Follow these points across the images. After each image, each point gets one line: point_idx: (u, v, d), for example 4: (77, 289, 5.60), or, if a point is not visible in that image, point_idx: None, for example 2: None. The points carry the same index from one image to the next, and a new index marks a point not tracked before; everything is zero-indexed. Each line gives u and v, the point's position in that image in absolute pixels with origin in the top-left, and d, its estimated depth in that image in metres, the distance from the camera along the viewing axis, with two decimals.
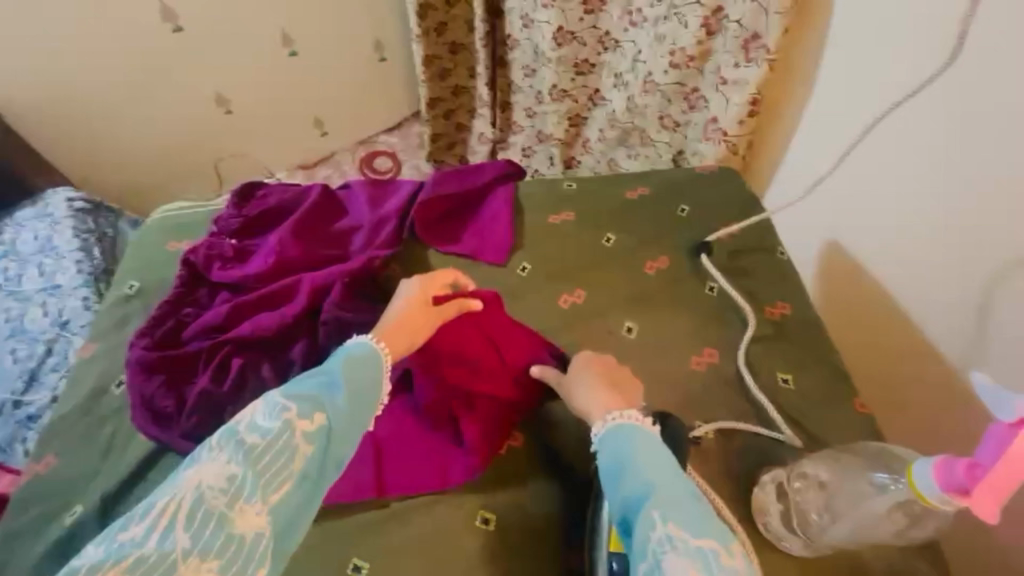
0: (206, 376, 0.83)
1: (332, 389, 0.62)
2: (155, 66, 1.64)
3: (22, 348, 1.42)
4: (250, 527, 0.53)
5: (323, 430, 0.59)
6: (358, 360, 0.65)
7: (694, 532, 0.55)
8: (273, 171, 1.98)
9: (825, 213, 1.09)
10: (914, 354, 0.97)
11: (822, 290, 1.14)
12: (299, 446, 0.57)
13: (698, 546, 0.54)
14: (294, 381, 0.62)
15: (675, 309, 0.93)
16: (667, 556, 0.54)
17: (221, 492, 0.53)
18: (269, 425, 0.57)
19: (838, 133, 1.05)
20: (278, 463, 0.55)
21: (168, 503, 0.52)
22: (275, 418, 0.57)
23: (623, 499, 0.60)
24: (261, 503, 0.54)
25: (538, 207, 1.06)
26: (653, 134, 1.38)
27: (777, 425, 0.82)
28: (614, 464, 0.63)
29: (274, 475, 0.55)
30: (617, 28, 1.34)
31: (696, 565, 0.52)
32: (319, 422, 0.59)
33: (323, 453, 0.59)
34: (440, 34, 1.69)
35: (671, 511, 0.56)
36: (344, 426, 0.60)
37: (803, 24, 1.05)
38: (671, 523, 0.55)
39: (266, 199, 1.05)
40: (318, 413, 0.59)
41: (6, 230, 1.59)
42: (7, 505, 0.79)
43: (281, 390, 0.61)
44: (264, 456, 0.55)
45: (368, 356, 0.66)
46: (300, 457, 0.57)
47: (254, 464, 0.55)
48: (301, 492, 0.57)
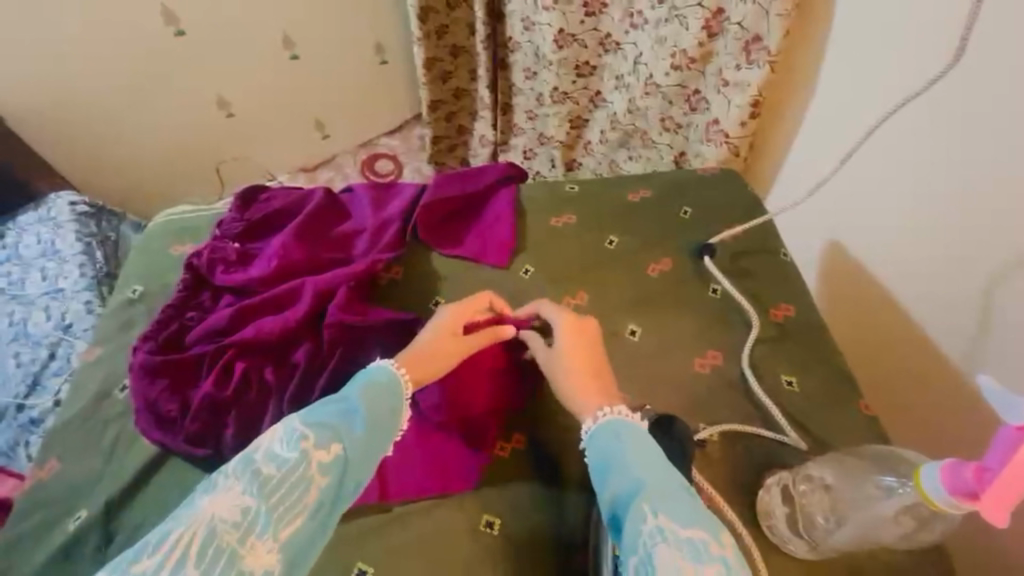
0: (210, 380, 0.83)
1: (350, 419, 0.65)
2: (157, 70, 1.64)
3: (25, 352, 1.42)
4: (260, 565, 0.54)
5: (339, 461, 0.61)
6: (377, 391, 0.68)
7: (682, 523, 0.57)
8: (275, 175, 1.99)
9: (828, 214, 1.09)
10: (916, 354, 0.97)
11: (824, 291, 1.14)
12: (313, 477, 0.59)
13: (687, 537, 0.56)
14: (313, 409, 0.64)
15: (678, 311, 0.93)
16: (657, 547, 0.55)
17: (233, 526, 0.55)
18: (286, 455, 0.59)
19: (839, 134, 1.05)
20: (291, 496, 0.58)
21: (181, 535, 0.54)
22: (292, 448, 0.60)
23: (613, 495, 0.61)
24: (273, 538, 0.56)
25: (541, 209, 1.06)
26: (654, 136, 1.38)
27: (781, 427, 0.81)
28: (603, 458, 0.64)
29: (287, 508, 0.57)
30: (618, 30, 1.34)
31: (684, 555, 0.54)
32: (335, 453, 0.61)
33: (338, 484, 0.61)
34: (441, 37, 1.70)
35: (661, 504, 0.58)
36: (359, 457, 0.63)
37: (804, 25, 1.05)
38: (661, 515, 0.57)
39: (269, 203, 1.05)
40: (334, 444, 0.61)
41: (9, 234, 1.59)
42: (11, 510, 0.79)
43: (300, 416, 0.63)
44: (278, 489, 0.57)
45: (387, 386, 0.69)
46: (314, 489, 0.59)
47: (268, 497, 0.57)
48: (312, 525, 0.59)
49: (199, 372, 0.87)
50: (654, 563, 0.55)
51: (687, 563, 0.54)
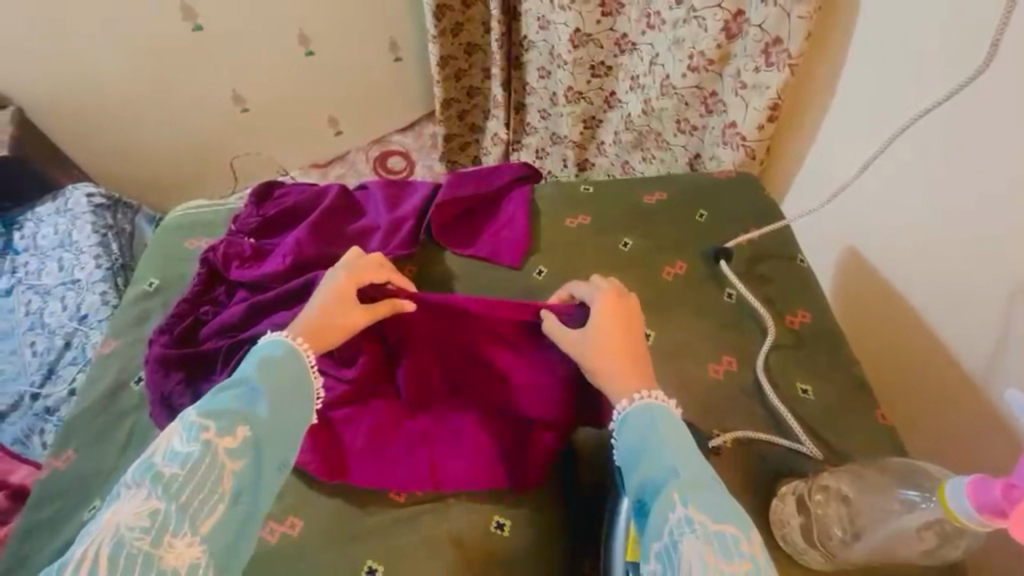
0: (224, 375, 0.83)
1: (252, 400, 0.64)
2: (175, 65, 1.67)
3: (41, 342, 1.45)
4: (183, 560, 0.55)
5: (248, 444, 0.61)
6: (275, 368, 0.67)
7: (714, 516, 0.57)
8: (288, 170, 2.00)
9: (848, 221, 1.07)
10: (931, 367, 0.96)
11: (840, 295, 1.12)
12: (224, 463, 0.60)
13: (715, 529, 0.56)
14: (209, 399, 0.63)
15: (694, 316, 0.92)
16: (684, 537, 0.56)
17: (144, 531, 0.55)
18: (186, 451, 0.59)
19: (863, 140, 1.02)
20: (203, 488, 0.58)
21: (87, 552, 0.53)
22: (192, 442, 0.59)
23: (642, 481, 0.62)
24: (192, 533, 0.56)
25: (555, 209, 1.06)
26: (669, 137, 1.37)
27: (797, 436, 0.80)
28: (642, 446, 0.64)
29: (203, 501, 0.58)
30: (634, 31, 1.33)
31: (712, 548, 0.55)
32: (241, 437, 0.61)
33: (257, 462, 0.62)
34: (457, 34, 1.69)
35: (692, 494, 0.58)
36: (270, 436, 0.63)
37: (824, 28, 1.04)
38: (691, 505, 0.58)
39: (285, 199, 1.06)
40: (240, 428, 0.61)
41: (28, 225, 1.61)
42: (27, 499, 0.80)
43: (198, 408, 0.62)
44: (185, 487, 0.57)
45: (282, 361, 0.68)
46: (229, 474, 0.60)
47: (176, 497, 0.57)
48: (236, 510, 0.59)
49: (213, 366, 0.86)
50: (680, 551, 0.56)
51: (713, 556, 0.55)
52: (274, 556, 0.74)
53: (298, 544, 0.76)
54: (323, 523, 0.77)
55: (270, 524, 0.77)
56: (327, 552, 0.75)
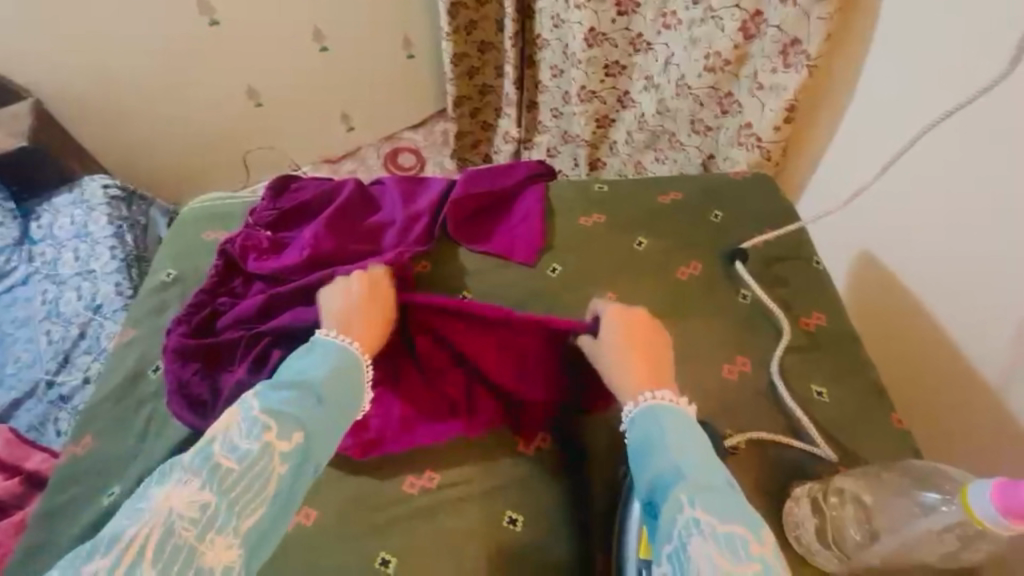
0: (244, 365, 0.84)
1: (314, 404, 0.63)
2: (191, 56, 1.68)
3: (56, 330, 1.47)
4: (221, 559, 0.53)
5: (300, 449, 0.60)
6: (335, 370, 0.66)
7: (722, 517, 0.56)
8: (300, 165, 2.00)
9: (867, 223, 1.05)
10: (945, 373, 0.95)
11: (854, 298, 1.11)
12: (274, 467, 0.58)
13: (723, 531, 0.55)
14: (271, 391, 0.62)
15: (708, 316, 0.92)
16: (692, 540, 0.55)
17: (191, 522, 0.53)
18: (245, 447, 0.58)
19: (883, 145, 1.01)
20: (253, 487, 0.57)
21: (134, 536, 0.52)
22: (254, 438, 0.58)
23: (653, 479, 0.61)
24: (234, 532, 0.55)
25: (570, 208, 1.06)
26: (683, 138, 1.37)
27: (812, 439, 0.80)
28: (651, 447, 0.63)
29: (248, 499, 0.56)
30: (649, 31, 1.33)
31: (721, 551, 0.53)
32: (296, 442, 0.60)
33: (301, 470, 0.60)
34: (470, 32, 1.69)
35: (700, 497, 0.57)
36: (319, 443, 0.62)
37: (845, 29, 1.04)
38: (698, 507, 0.56)
39: (302, 193, 1.07)
40: (297, 433, 0.60)
41: (45, 215, 1.63)
42: (46, 484, 0.81)
43: (258, 399, 0.62)
44: (239, 481, 0.56)
45: (342, 362, 0.67)
46: (276, 478, 0.58)
47: (228, 490, 0.55)
48: (273, 512, 0.58)
49: (231, 357, 0.87)
50: (688, 555, 0.55)
51: (722, 558, 0.53)
52: (289, 547, 0.75)
53: (312, 536, 0.76)
54: (337, 514, 0.78)
55: None
56: (340, 543, 0.76)
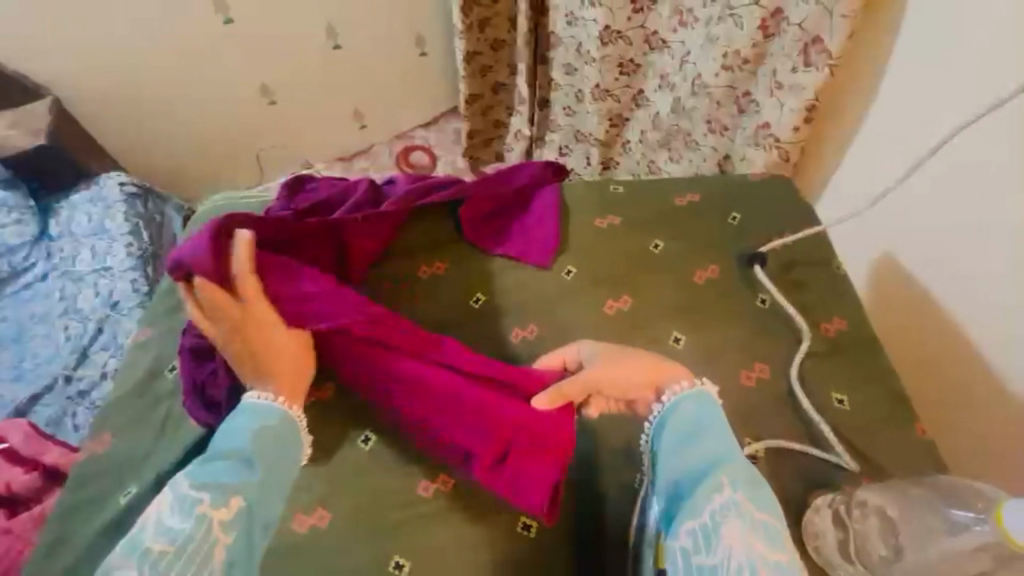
0: None
1: (246, 470, 0.63)
2: (205, 54, 1.69)
3: (74, 326, 1.49)
4: None
5: (243, 513, 0.61)
6: (267, 428, 0.66)
7: (759, 506, 0.60)
8: (313, 163, 2.01)
9: (890, 227, 1.02)
10: (968, 382, 0.93)
11: (874, 302, 1.08)
12: (217, 536, 0.59)
13: (761, 519, 0.59)
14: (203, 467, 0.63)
15: (725, 320, 0.91)
16: (728, 519, 0.58)
17: None
18: (179, 527, 0.58)
19: (904, 149, 0.99)
20: (195, 564, 0.57)
21: None
22: (187, 515, 0.59)
23: (693, 462, 0.64)
24: None
25: (585, 209, 1.05)
26: (698, 137, 1.34)
27: (833, 448, 0.79)
28: (696, 435, 0.66)
29: (195, 575, 0.57)
30: (666, 28, 1.32)
31: (755, 534, 0.57)
32: (235, 507, 0.61)
33: (247, 534, 0.61)
34: (483, 30, 1.68)
35: (741, 483, 0.61)
36: (262, 500, 0.62)
37: (869, 27, 1.01)
38: (738, 491, 0.60)
39: (315, 193, 1.07)
40: (234, 498, 0.61)
41: (63, 212, 1.65)
42: (65, 480, 0.81)
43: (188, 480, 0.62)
44: (178, 561, 0.56)
45: (265, 417, 0.67)
46: (221, 547, 0.59)
47: (166, 574, 0.56)
48: None
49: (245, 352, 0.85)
50: (721, 531, 0.58)
51: (755, 539, 0.57)
52: (302, 548, 0.75)
53: (325, 539, 0.76)
54: (350, 518, 0.78)
55: (298, 516, 0.77)
56: (354, 546, 0.76)
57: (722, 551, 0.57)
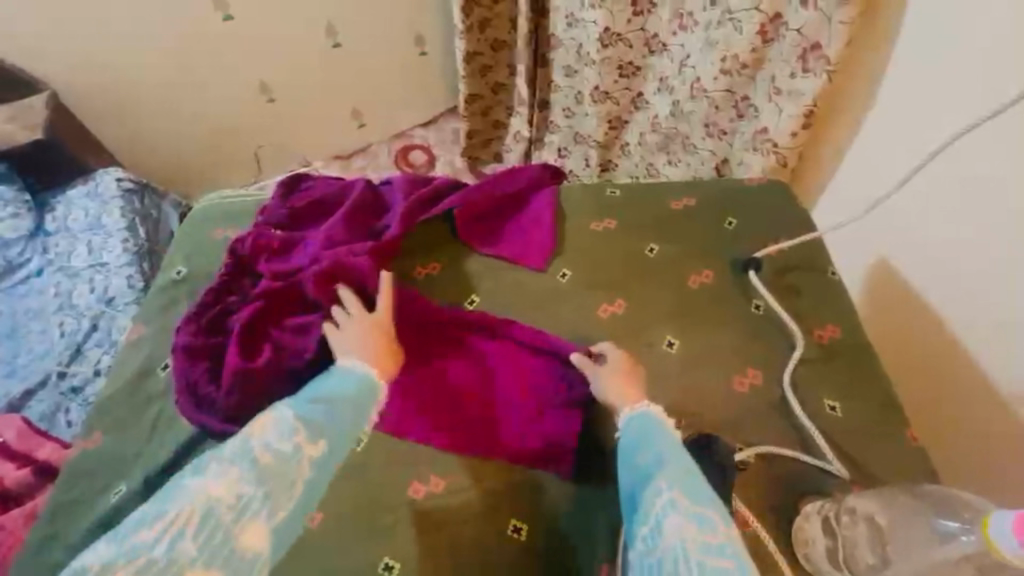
0: (264, 355, 0.84)
1: (334, 416, 0.65)
2: (203, 50, 1.69)
3: (69, 322, 1.48)
4: (253, 545, 0.56)
5: (326, 455, 0.63)
6: (357, 391, 0.68)
7: (695, 500, 0.61)
8: (311, 161, 2.00)
9: (887, 234, 1.02)
10: (962, 390, 0.93)
11: (869, 309, 1.08)
12: (303, 468, 0.61)
13: (696, 511, 0.60)
14: (303, 400, 0.66)
15: (719, 325, 0.91)
16: (667, 517, 0.60)
17: (230, 507, 0.57)
18: (280, 446, 0.61)
19: (903, 156, 0.99)
20: (283, 483, 0.60)
21: (179, 512, 0.56)
22: (286, 438, 0.62)
23: (636, 469, 0.67)
24: (265, 521, 0.58)
25: (581, 212, 1.05)
26: (696, 141, 1.35)
27: (825, 456, 0.79)
28: (637, 445, 0.68)
29: (282, 492, 0.59)
30: (665, 32, 1.32)
31: (692, 526, 0.59)
32: (321, 448, 0.63)
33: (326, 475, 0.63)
34: (483, 30, 1.68)
35: (676, 482, 0.63)
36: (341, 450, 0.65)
37: (867, 34, 1.01)
38: (674, 490, 0.62)
39: (311, 193, 1.07)
40: (322, 439, 0.63)
41: (59, 207, 1.64)
42: (56, 479, 0.80)
43: (291, 409, 0.65)
44: (272, 476, 0.60)
45: (360, 377, 0.70)
46: (303, 480, 0.61)
47: (261, 483, 0.59)
48: (298, 512, 0.61)
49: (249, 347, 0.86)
50: (662, 531, 0.60)
51: (691, 530, 0.59)
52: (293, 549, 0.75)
53: (317, 541, 0.75)
54: (342, 520, 0.77)
55: None
56: (347, 548, 0.75)
57: (663, 547, 0.59)
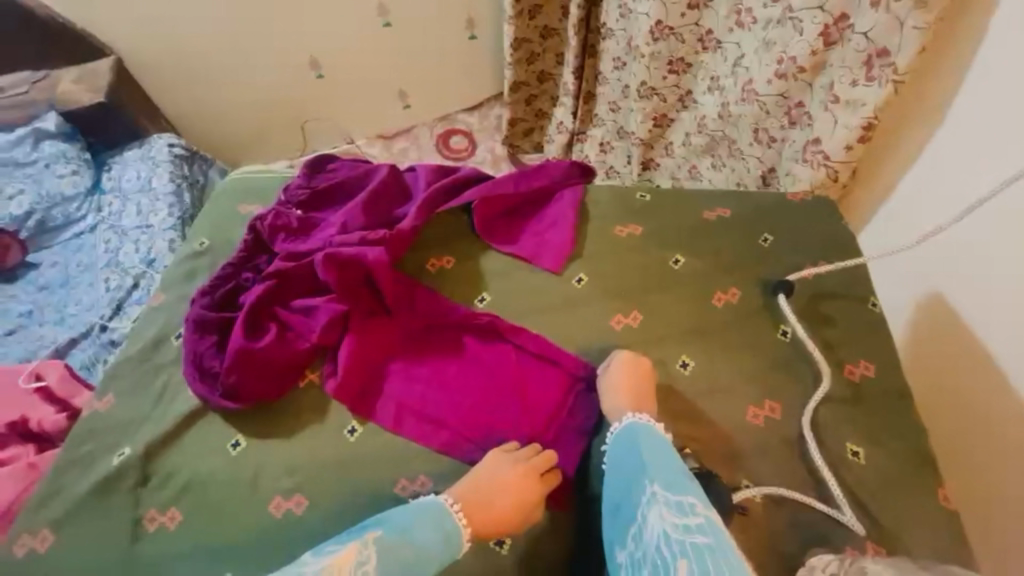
0: (271, 333, 0.86)
1: (414, 565, 0.64)
2: (259, 24, 1.71)
3: (114, 279, 1.54)
4: None
5: None
6: (443, 541, 0.67)
7: (675, 489, 0.62)
8: (354, 138, 2.02)
9: (942, 267, 0.93)
10: (1012, 449, 0.83)
11: (911, 346, 1.00)
12: None
13: (676, 498, 0.61)
14: (389, 539, 0.65)
15: (741, 349, 0.85)
16: (650, 511, 0.62)
17: None
18: None
19: (968, 181, 0.89)
20: None
21: None
22: None
23: (623, 473, 0.68)
24: None
25: (607, 215, 1.00)
26: (744, 147, 1.26)
27: (838, 504, 0.73)
28: (620, 452, 0.70)
29: None
30: (721, 28, 1.23)
31: (672, 512, 0.60)
32: None
33: None
34: (533, 16, 1.63)
35: (657, 475, 0.64)
36: None
37: (943, 42, 0.91)
38: (655, 483, 0.63)
39: (336, 174, 1.07)
40: None
41: (114, 167, 1.71)
42: (69, 435, 0.83)
43: (376, 546, 0.64)
44: None
45: (453, 536, 0.68)
46: None
47: None
48: None
49: (256, 325, 0.87)
50: (646, 525, 0.61)
51: (670, 517, 0.60)
52: (277, 532, 0.75)
53: (301, 527, 0.76)
54: (326, 510, 0.77)
55: (276, 499, 0.77)
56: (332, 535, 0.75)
57: (647, 540, 0.60)
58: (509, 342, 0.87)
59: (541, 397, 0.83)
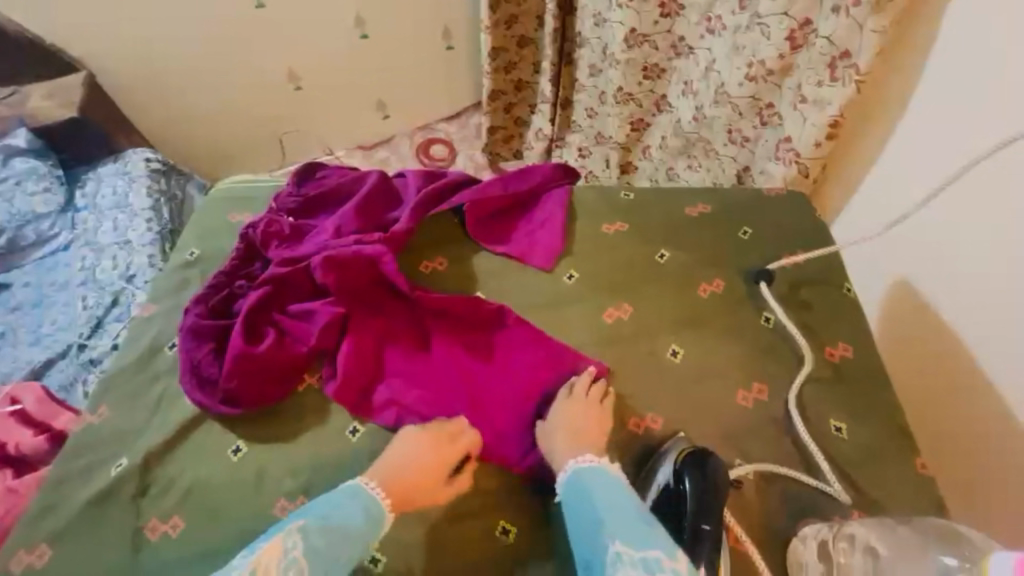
0: (269, 337, 0.86)
1: (343, 537, 0.65)
2: (235, 38, 1.71)
3: (92, 297, 1.51)
4: None
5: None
6: (369, 515, 0.68)
7: (639, 545, 0.61)
8: (334, 150, 2.03)
9: (910, 254, 0.99)
10: (980, 419, 0.89)
11: (885, 329, 1.05)
12: None
13: (641, 555, 0.60)
14: (314, 520, 0.65)
15: (726, 336, 0.89)
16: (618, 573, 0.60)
17: None
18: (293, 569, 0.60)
19: (928, 172, 0.96)
20: None
21: None
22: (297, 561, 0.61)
23: (582, 533, 0.66)
24: None
25: (593, 214, 1.03)
26: (719, 147, 1.31)
27: (825, 477, 0.77)
28: (576, 509, 0.68)
29: None
30: (692, 34, 1.29)
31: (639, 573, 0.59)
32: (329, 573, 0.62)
33: None
34: (510, 26, 1.66)
35: (619, 533, 0.63)
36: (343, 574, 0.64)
37: (899, 43, 0.97)
38: (617, 541, 0.62)
39: (327, 181, 1.08)
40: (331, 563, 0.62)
41: (89, 183, 1.69)
42: (62, 449, 0.82)
43: (302, 529, 0.64)
44: None
45: (377, 511, 0.69)
46: None
47: None
48: None
49: (253, 330, 0.88)
50: None
51: None
52: None
53: None
54: None
55: (281, 502, 0.78)
56: None
57: None
58: (505, 335, 0.90)
59: (540, 387, 0.85)
